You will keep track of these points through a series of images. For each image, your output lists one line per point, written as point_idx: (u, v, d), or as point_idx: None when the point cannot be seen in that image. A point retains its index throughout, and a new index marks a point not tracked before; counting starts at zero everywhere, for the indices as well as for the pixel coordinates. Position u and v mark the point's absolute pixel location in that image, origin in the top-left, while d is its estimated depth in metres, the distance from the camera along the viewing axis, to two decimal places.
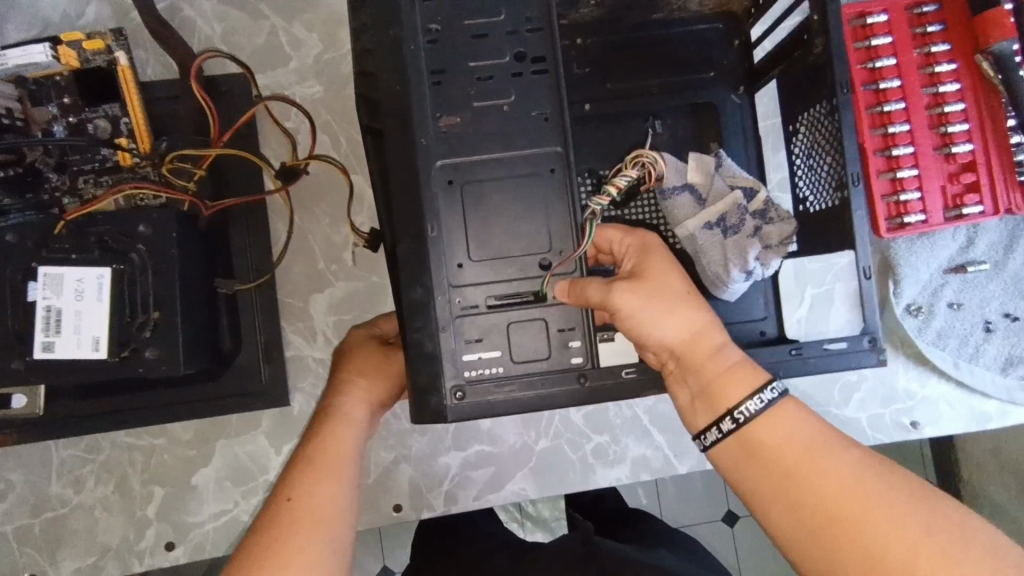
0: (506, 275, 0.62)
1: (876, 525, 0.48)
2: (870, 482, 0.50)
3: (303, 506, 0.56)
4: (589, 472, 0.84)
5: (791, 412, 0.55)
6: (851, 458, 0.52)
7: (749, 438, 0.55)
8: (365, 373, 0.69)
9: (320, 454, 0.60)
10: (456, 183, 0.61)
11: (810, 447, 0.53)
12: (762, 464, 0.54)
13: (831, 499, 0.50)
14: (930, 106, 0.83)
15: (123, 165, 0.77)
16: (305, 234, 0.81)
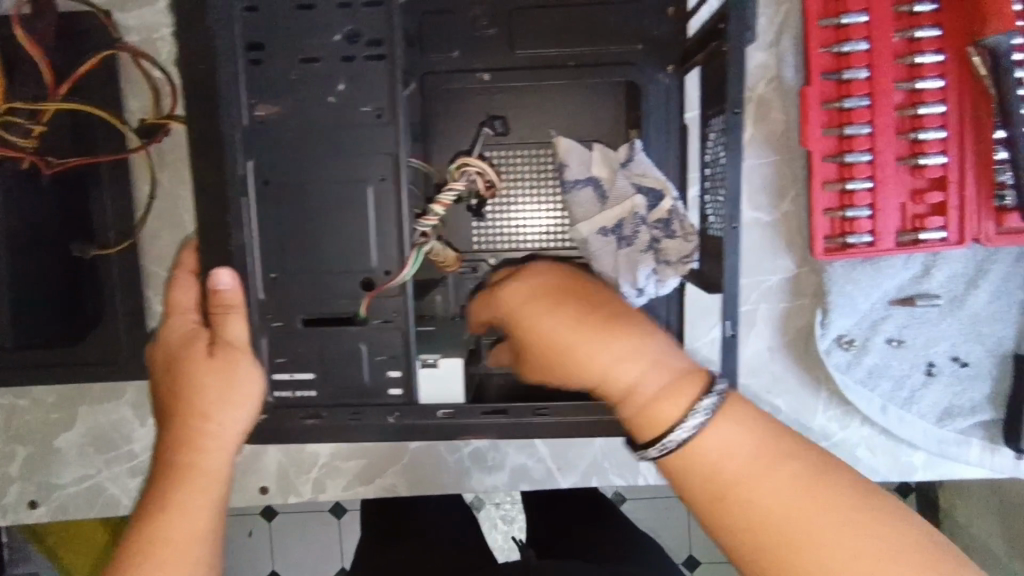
0: (323, 291, 0.54)
1: (835, 545, 0.40)
2: (823, 489, 0.42)
3: (155, 533, 0.46)
4: (464, 476, 0.79)
5: (735, 418, 0.44)
6: (802, 465, 0.43)
7: (691, 457, 0.44)
8: (211, 386, 0.51)
9: (170, 484, 0.48)
10: (272, 183, 0.53)
11: (759, 461, 0.43)
12: (698, 475, 0.44)
13: (784, 520, 0.41)
14: (904, 105, 0.69)
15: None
16: (173, 197, 0.74)
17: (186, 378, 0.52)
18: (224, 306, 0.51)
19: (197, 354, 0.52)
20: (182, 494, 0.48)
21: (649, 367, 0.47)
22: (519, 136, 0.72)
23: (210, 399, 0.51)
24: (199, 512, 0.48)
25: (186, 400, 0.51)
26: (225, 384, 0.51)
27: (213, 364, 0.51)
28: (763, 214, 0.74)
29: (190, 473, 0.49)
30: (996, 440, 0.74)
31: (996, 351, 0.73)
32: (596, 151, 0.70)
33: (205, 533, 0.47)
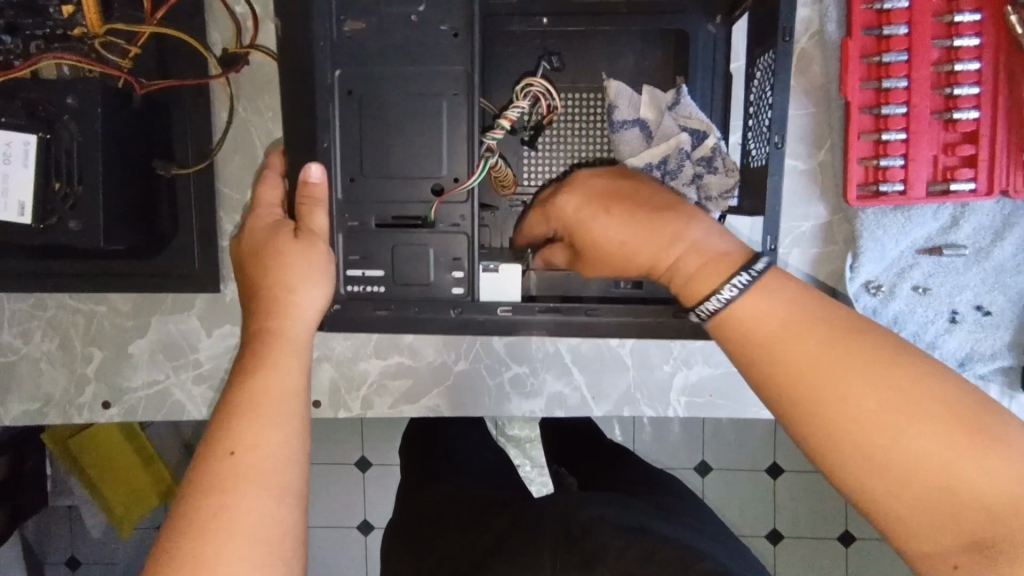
0: (399, 196, 0.59)
1: (872, 398, 0.43)
2: (864, 349, 0.45)
3: (258, 384, 0.51)
4: (503, 399, 0.85)
5: (769, 292, 0.49)
6: (841, 327, 0.47)
7: (728, 322, 0.50)
8: (296, 266, 0.56)
9: (265, 348, 0.54)
10: (355, 94, 0.58)
11: (790, 325, 0.47)
12: (739, 338, 0.49)
13: (816, 375, 0.45)
14: (940, 61, 0.73)
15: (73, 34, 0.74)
16: (247, 124, 0.80)
17: (273, 258, 0.57)
18: (311, 199, 0.57)
19: (281, 237, 0.58)
20: (276, 356, 0.53)
21: (688, 249, 0.52)
22: (573, 76, 0.77)
23: (292, 276, 0.56)
24: (291, 372, 0.53)
25: (272, 279, 0.56)
26: (308, 263, 0.57)
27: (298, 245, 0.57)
28: (798, 161, 0.78)
29: (280, 340, 0.54)
30: (1014, 387, 0.77)
31: (1018, 302, 0.76)
32: (643, 94, 0.74)
33: (296, 390, 0.52)
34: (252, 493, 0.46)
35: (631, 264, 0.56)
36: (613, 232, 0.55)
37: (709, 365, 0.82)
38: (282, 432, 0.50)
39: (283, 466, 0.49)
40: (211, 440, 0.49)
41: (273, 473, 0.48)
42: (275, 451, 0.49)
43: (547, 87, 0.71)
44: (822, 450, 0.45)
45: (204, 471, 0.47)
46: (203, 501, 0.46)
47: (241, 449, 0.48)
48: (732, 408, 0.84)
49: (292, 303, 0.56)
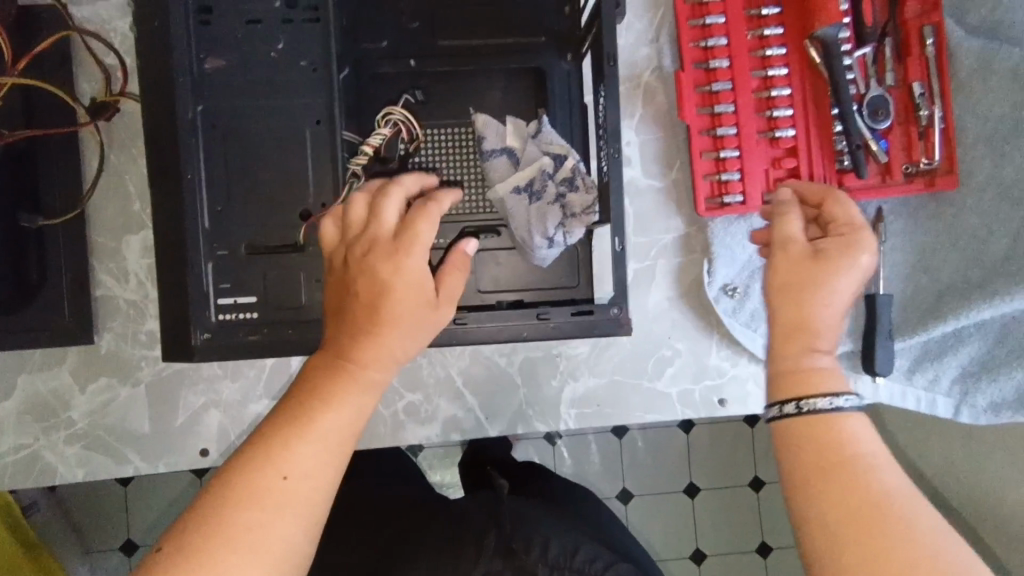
0: (268, 221, 0.62)
1: (906, 551, 0.48)
2: (915, 511, 0.50)
3: (327, 411, 0.54)
4: (400, 428, 0.85)
5: (859, 422, 0.56)
6: (897, 492, 0.51)
7: (810, 422, 0.57)
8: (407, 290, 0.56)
9: (337, 375, 0.55)
10: (219, 128, 0.61)
11: (864, 456, 0.54)
12: (807, 450, 0.55)
13: (864, 505, 0.51)
14: (759, 89, 0.84)
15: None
16: (121, 173, 0.80)
17: (390, 278, 0.56)
18: (458, 263, 0.63)
19: (415, 261, 0.56)
20: (343, 388, 0.55)
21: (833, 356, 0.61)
22: (442, 113, 0.83)
23: (409, 316, 0.57)
24: (358, 413, 0.55)
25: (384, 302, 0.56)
26: (424, 325, 0.58)
27: (411, 265, 0.56)
28: (654, 181, 0.86)
29: (361, 378, 0.55)
30: (857, 368, 0.85)
31: (850, 293, 0.86)
32: (511, 126, 0.79)
33: (355, 431, 0.55)
34: (283, 521, 0.50)
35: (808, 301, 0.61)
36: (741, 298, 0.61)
37: (595, 375, 0.86)
38: (330, 468, 0.53)
39: (321, 501, 0.52)
40: (264, 453, 0.51)
41: (310, 507, 0.51)
42: (320, 486, 0.52)
43: (407, 116, 0.78)
44: (823, 563, 0.51)
45: (250, 479, 0.50)
46: (236, 510, 0.50)
47: (293, 476, 0.51)
48: (622, 415, 0.87)
49: (398, 348, 0.57)
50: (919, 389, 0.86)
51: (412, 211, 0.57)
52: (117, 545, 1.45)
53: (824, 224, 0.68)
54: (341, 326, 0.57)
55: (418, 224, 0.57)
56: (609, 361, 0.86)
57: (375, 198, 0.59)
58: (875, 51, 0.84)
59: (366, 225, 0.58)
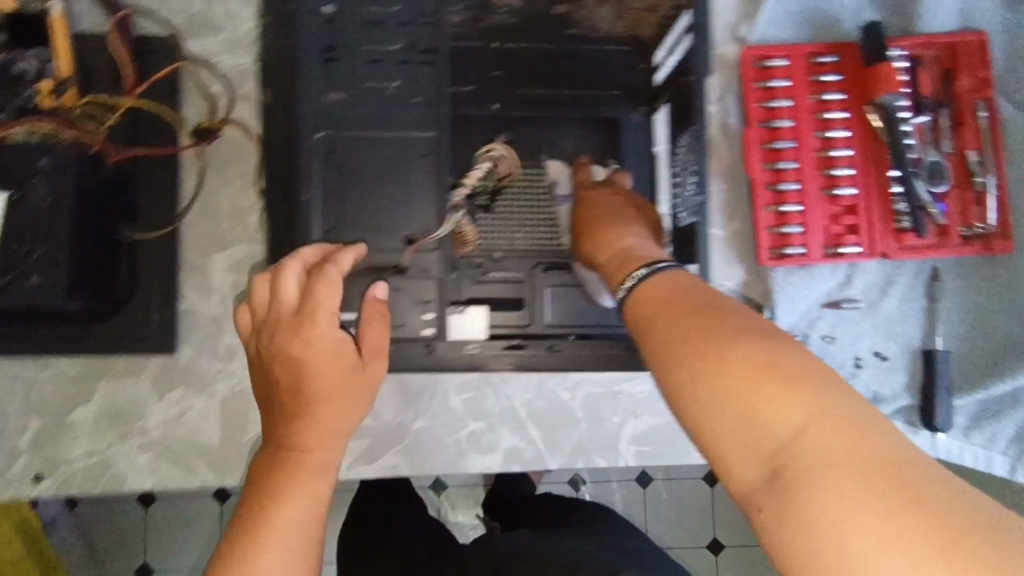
0: (372, 244, 0.65)
1: (780, 377, 0.42)
2: (805, 361, 0.44)
3: (273, 514, 0.58)
4: (461, 456, 0.87)
5: (666, 278, 0.55)
6: (740, 323, 0.47)
7: (638, 299, 0.55)
8: (619, 264, 0.63)
9: (282, 473, 0.59)
10: (335, 154, 0.65)
11: (686, 299, 0.51)
12: (657, 309, 0.52)
13: (741, 342, 0.45)
14: (820, 149, 0.87)
15: (43, 106, 0.78)
16: (213, 194, 0.84)
17: (308, 351, 0.59)
18: (374, 312, 0.62)
19: (323, 330, 0.59)
20: (288, 484, 0.59)
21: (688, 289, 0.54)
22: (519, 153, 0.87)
23: (339, 393, 0.60)
24: (309, 501, 0.59)
25: (307, 377, 0.59)
26: (349, 394, 0.61)
27: (314, 335, 0.59)
28: (718, 229, 0.89)
29: (307, 463, 0.60)
30: (915, 423, 0.87)
31: (908, 347, 0.88)
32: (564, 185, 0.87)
33: (316, 519, 0.60)
34: None
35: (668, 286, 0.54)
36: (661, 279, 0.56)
37: (656, 415, 0.88)
38: (290, 567, 0.57)
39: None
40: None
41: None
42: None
43: (506, 151, 0.85)
44: (682, 388, 0.46)
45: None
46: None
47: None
48: (678, 455, 0.89)
49: (334, 425, 0.61)
50: (976, 448, 0.87)
51: (313, 279, 0.60)
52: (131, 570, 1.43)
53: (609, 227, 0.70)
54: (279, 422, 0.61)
55: (317, 291, 0.59)
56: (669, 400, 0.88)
57: (274, 276, 0.62)
58: (931, 119, 0.89)
59: (272, 307, 0.62)
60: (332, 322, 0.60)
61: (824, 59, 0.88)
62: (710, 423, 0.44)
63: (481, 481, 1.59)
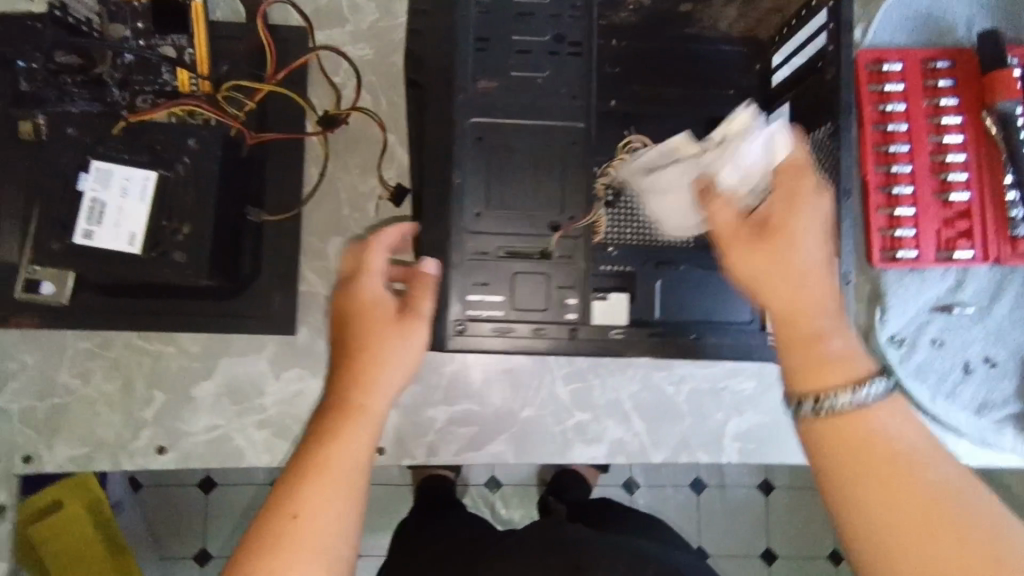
0: (517, 229, 0.67)
1: (919, 484, 0.47)
2: (1012, 532, 0.45)
3: (324, 451, 0.56)
4: (567, 446, 0.88)
5: (830, 364, 0.52)
6: (892, 458, 0.48)
7: (806, 377, 0.53)
8: (814, 354, 0.53)
9: (332, 418, 0.59)
10: (484, 140, 0.66)
11: (850, 412, 0.50)
12: (827, 422, 0.51)
13: (955, 527, 0.45)
14: (934, 153, 0.88)
15: (180, 89, 0.82)
16: (334, 180, 0.86)
17: (354, 301, 0.65)
18: (420, 282, 0.65)
19: (365, 285, 0.65)
20: (340, 428, 0.58)
21: (838, 335, 0.54)
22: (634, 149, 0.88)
23: (380, 340, 0.62)
24: (358, 444, 0.58)
25: (353, 327, 0.63)
26: (394, 342, 0.62)
27: (359, 287, 0.65)
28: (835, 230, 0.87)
29: (353, 410, 0.59)
30: None
31: (1017, 354, 0.89)
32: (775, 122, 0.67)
33: (360, 463, 0.57)
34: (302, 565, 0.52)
35: (802, 322, 0.55)
36: (842, 346, 0.54)
37: (760, 412, 0.89)
38: (334, 506, 0.55)
39: (333, 538, 0.53)
40: (274, 508, 0.54)
41: (325, 547, 0.53)
42: (329, 521, 0.54)
43: (645, 142, 0.83)
44: (838, 506, 0.49)
45: (266, 530, 0.53)
46: (259, 558, 0.51)
47: (304, 516, 0.53)
48: (781, 453, 0.89)
49: (376, 370, 0.61)
50: None
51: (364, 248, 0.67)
52: (191, 554, 1.46)
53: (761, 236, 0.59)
54: (334, 375, 0.63)
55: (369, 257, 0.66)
56: (773, 397, 0.89)
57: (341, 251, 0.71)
58: None
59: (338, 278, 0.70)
60: (378, 279, 0.65)
61: (938, 65, 0.89)
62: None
63: (536, 480, 1.59)
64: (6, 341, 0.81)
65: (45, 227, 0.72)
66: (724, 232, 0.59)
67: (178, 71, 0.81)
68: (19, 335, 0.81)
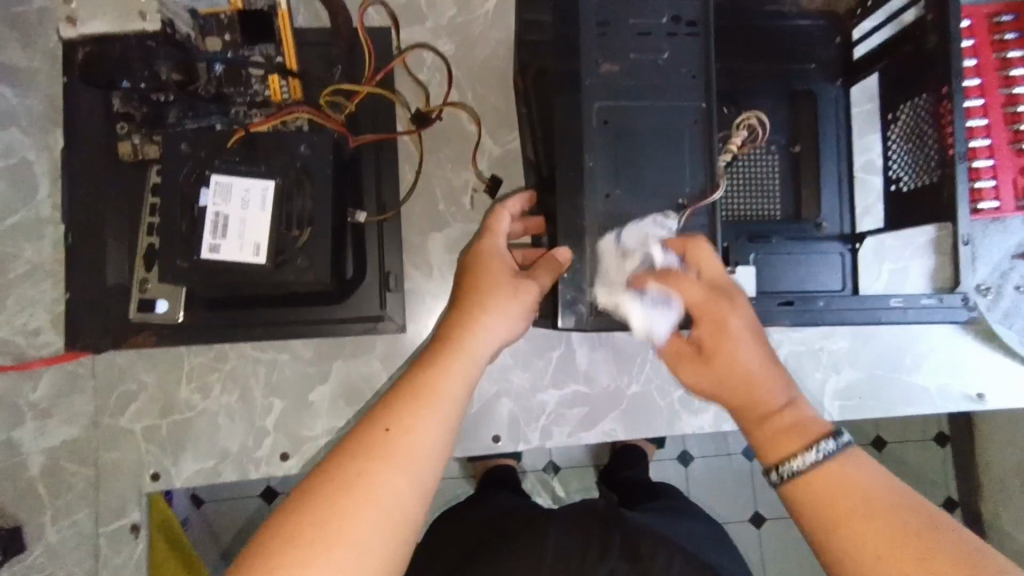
0: (646, 209, 0.67)
1: (928, 549, 0.47)
2: (995, 561, 0.45)
3: (430, 378, 0.59)
4: (675, 418, 0.91)
5: (850, 462, 0.55)
6: (900, 526, 0.49)
7: (802, 484, 0.55)
8: (784, 424, 0.59)
9: (442, 348, 0.62)
10: (609, 124, 0.67)
11: (849, 486, 0.53)
12: (818, 508, 0.53)
13: (915, 547, 0.47)
14: (1006, 105, 0.90)
15: (272, 99, 0.82)
16: (430, 177, 0.87)
17: (478, 256, 0.69)
18: (547, 267, 0.66)
19: (489, 241, 0.69)
20: (448, 360, 0.61)
21: (791, 406, 0.60)
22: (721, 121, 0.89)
23: (493, 285, 0.66)
24: (459, 380, 0.60)
25: (471, 281, 0.67)
26: (507, 297, 0.65)
27: (485, 248, 0.69)
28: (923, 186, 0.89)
29: (461, 348, 0.62)
30: None
31: None
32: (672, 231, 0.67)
33: (456, 398, 0.59)
34: (388, 474, 0.53)
35: (756, 388, 0.61)
36: (755, 363, 0.62)
37: (856, 367, 0.90)
38: (432, 430, 0.56)
39: (422, 460, 0.55)
40: (372, 419, 0.57)
41: (412, 462, 0.54)
42: (420, 443, 0.55)
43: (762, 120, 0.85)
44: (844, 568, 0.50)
45: (359, 436, 0.55)
46: (349, 459, 0.53)
47: (395, 431, 0.55)
48: (883, 408, 0.90)
49: (481, 321, 0.64)
50: None
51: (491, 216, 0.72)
52: None
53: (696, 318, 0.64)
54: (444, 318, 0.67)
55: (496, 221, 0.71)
56: (870, 351, 0.90)
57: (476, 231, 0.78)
58: None
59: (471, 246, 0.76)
60: (503, 239, 0.70)
61: (1003, 19, 0.91)
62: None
63: (591, 459, 1.52)
64: (124, 362, 0.81)
65: (170, 246, 0.73)
66: (699, 307, 0.64)
67: (269, 78, 0.80)
68: (136, 355, 0.81)
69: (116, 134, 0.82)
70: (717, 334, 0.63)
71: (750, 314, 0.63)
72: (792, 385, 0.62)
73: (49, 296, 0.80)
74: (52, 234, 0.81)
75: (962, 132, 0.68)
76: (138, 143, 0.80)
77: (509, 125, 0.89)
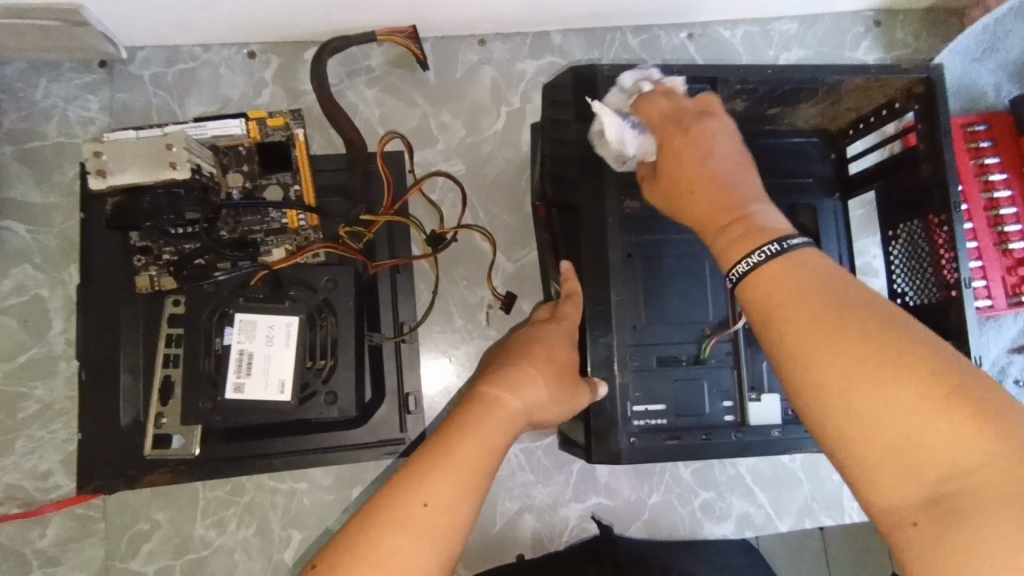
0: (667, 336, 0.70)
1: (906, 354, 0.38)
2: (975, 373, 0.38)
3: (468, 443, 0.52)
4: (697, 526, 0.89)
5: (801, 262, 0.46)
6: (870, 332, 0.40)
7: (754, 284, 0.47)
8: (739, 233, 0.52)
9: (480, 410, 0.55)
10: (633, 257, 0.70)
11: (813, 286, 0.44)
12: (783, 311, 0.44)
13: (896, 358, 0.38)
14: (988, 208, 0.95)
15: (289, 227, 0.83)
16: (446, 297, 0.88)
17: (537, 334, 0.65)
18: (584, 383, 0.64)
19: (560, 327, 0.66)
20: (487, 425, 0.54)
21: (744, 220, 0.53)
22: None
23: (544, 362, 0.61)
24: (494, 451, 0.53)
25: (524, 354, 0.62)
26: (557, 377, 0.61)
27: (547, 328, 0.65)
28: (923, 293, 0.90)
29: (501, 416, 0.56)
30: None
31: None
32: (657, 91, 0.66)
33: (490, 469, 0.52)
34: (412, 553, 0.46)
35: (722, 197, 0.56)
36: (729, 164, 0.58)
37: None
38: (462, 506, 0.49)
39: (454, 537, 0.48)
40: (399, 488, 0.49)
41: (437, 540, 0.47)
42: (455, 522, 0.48)
43: None
44: (816, 392, 0.41)
45: (388, 507, 0.47)
46: (375, 536, 0.46)
47: (434, 506, 0.48)
48: None
49: (528, 391, 0.58)
50: None
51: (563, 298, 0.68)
52: None
53: (674, 118, 0.61)
54: (487, 377, 0.60)
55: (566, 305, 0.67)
56: None
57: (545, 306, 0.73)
58: None
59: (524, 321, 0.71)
60: (571, 327, 0.66)
61: (977, 128, 0.97)
62: (859, 422, 0.39)
63: None
64: (138, 500, 0.80)
65: (195, 384, 0.73)
66: (657, 126, 0.62)
67: (288, 211, 0.81)
68: (150, 493, 0.80)
69: (133, 266, 0.81)
70: (687, 148, 0.59)
71: (727, 128, 0.60)
72: (766, 202, 0.56)
73: (59, 436, 0.80)
74: (64, 370, 0.82)
75: (965, 258, 0.74)
76: (156, 273, 0.80)
77: (521, 240, 0.90)
